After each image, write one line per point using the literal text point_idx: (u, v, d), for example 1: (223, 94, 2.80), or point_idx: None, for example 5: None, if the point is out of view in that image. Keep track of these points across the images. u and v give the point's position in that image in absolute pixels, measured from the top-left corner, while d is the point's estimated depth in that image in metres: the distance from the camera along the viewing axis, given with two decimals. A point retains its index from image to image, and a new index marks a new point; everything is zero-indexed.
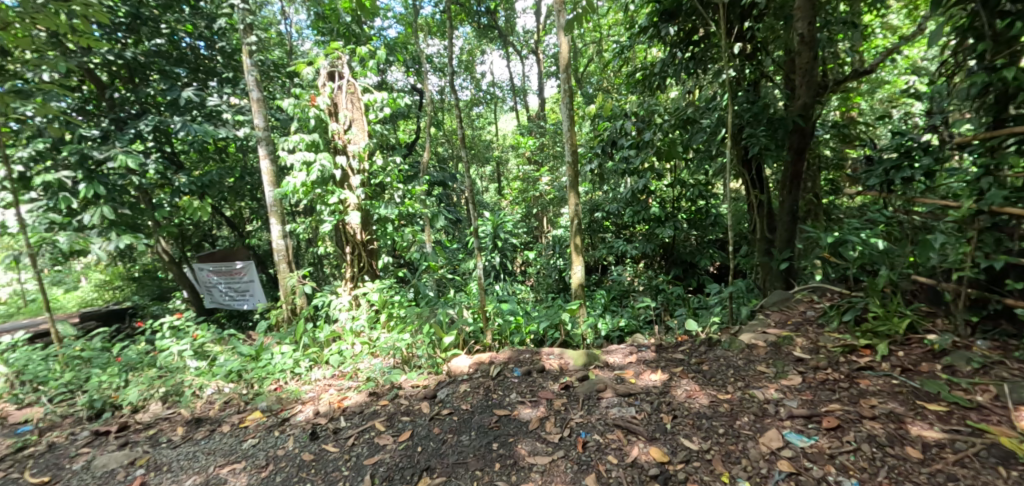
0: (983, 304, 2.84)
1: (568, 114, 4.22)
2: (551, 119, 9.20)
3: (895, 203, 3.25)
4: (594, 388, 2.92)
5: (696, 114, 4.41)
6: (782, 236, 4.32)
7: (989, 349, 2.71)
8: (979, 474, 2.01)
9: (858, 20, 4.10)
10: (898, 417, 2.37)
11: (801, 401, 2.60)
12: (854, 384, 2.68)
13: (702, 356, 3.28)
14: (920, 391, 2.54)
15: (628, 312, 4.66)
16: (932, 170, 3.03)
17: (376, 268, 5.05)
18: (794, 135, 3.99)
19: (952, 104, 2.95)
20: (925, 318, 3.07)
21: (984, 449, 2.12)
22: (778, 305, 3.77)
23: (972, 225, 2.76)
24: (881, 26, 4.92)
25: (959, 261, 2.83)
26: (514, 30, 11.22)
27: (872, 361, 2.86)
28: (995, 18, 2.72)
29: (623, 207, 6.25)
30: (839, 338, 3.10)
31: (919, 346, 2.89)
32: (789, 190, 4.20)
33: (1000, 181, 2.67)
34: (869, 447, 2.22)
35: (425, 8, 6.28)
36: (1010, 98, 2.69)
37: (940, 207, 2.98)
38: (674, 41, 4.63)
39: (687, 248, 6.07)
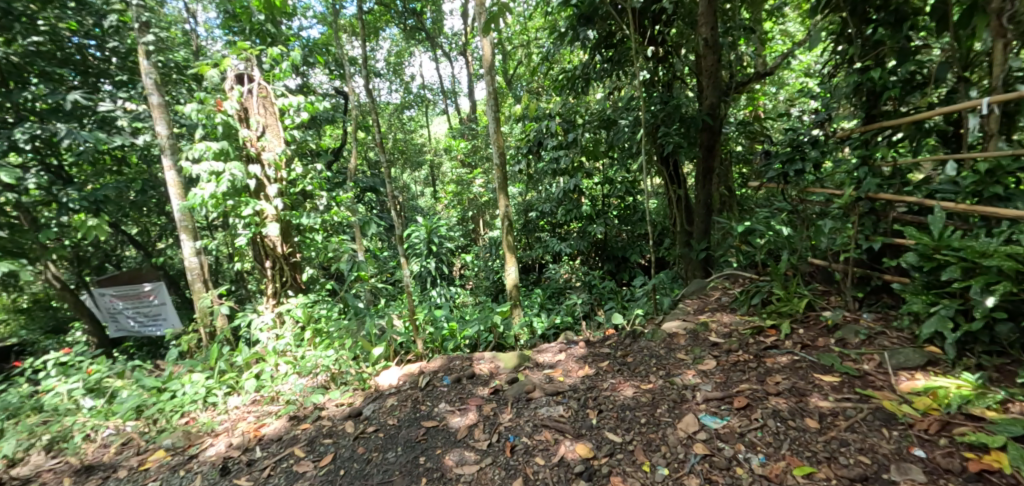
0: (867, 281, 3.14)
1: (494, 115, 4.20)
2: (482, 120, 9.18)
3: (791, 193, 3.55)
4: (523, 390, 2.94)
5: (616, 114, 4.62)
6: (699, 228, 4.59)
7: (873, 320, 3.00)
8: (867, 437, 2.22)
9: (757, 26, 4.40)
10: (799, 391, 2.57)
11: (715, 384, 2.75)
12: (761, 363, 2.88)
13: (627, 349, 3.41)
14: (817, 365, 2.77)
15: (563, 310, 4.74)
16: (820, 163, 3.34)
17: (301, 282, 4.80)
18: (704, 133, 4.25)
19: (834, 102, 3.25)
20: (822, 296, 3.35)
21: (870, 413, 2.34)
22: (696, 293, 4.00)
23: (854, 211, 3.06)
24: (779, 31, 5.33)
25: (844, 243, 3.13)
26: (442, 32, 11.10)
27: (777, 339, 3.09)
28: (862, 26, 3.06)
29: (555, 206, 6.37)
30: (749, 321, 3.33)
31: (816, 322, 3.15)
32: (702, 185, 4.48)
33: (875, 170, 2.98)
34: (773, 422, 2.38)
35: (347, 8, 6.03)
36: (878, 96, 3.02)
37: (829, 196, 3.29)
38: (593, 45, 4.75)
39: (619, 244, 6.22)
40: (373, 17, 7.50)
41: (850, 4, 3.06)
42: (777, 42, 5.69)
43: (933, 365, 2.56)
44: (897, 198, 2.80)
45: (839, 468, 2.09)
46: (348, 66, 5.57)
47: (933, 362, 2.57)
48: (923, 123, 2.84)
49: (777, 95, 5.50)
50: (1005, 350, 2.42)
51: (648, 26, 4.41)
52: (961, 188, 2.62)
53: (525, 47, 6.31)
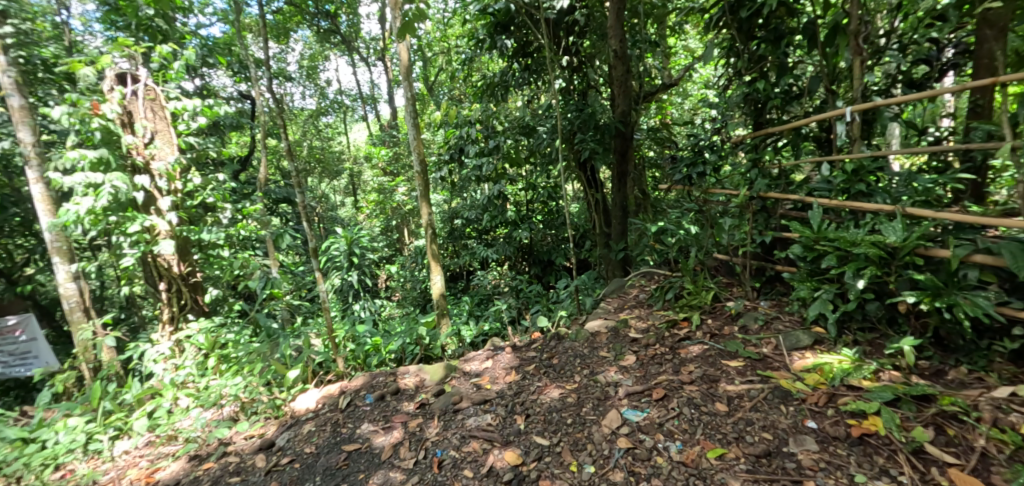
0: (763, 271, 3.44)
1: (413, 122, 4.11)
2: (403, 127, 8.99)
3: (696, 194, 3.83)
4: (450, 401, 2.90)
5: (535, 121, 4.74)
6: (617, 229, 4.79)
7: (769, 306, 3.27)
8: (769, 415, 2.41)
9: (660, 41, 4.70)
10: (710, 378, 2.74)
11: (635, 378, 2.88)
12: (676, 354, 3.05)
13: (553, 351, 3.47)
14: (724, 351, 2.98)
15: (491, 316, 4.74)
16: (718, 166, 3.69)
17: (203, 304, 4.42)
18: (617, 139, 4.45)
19: (728, 111, 3.56)
20: (725, 288, 3.60)
21: (771, 392, 2.55)
22: (615, 292, 4.17)
23: (749, 209, 3.35)
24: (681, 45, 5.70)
25: (742, 239, 3.40)
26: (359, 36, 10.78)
27: (689, 330, 3.29)
28: (749, 43, 3.35)
29: (481, 213, 6.36)
30: (664, 315, 3.52)
31: (722, 312, 3.39)
32: (618, 188, 4.67)
33: (764, 172, 3.29)
34: (688, 410, 2.52)
35: (252, 8, 5.66)
36: (763, 106, 3.35)
37: (728, 196, 3.57)
38: (511, 53, 4.80)
39: (544, 247, 6.32)
40: (281, 18, 7.11)
41: (738, 22, 3.34)
42: (680, 56, 6.11)
43: (820, 343, 2.84)
44: (783, 196, 3.09)
45: (746, 447, 2.25)
46: (254, 68, 4.84)
47: (820, 341, 2.84)
48: (801, 130, 3.15)
49: (682, 104, 5.87)
50: (875, 326, 2.73)
51: (562, 36, 4.54)
52: (833, 186, 2.93)
53: (445, 53, 6.28)
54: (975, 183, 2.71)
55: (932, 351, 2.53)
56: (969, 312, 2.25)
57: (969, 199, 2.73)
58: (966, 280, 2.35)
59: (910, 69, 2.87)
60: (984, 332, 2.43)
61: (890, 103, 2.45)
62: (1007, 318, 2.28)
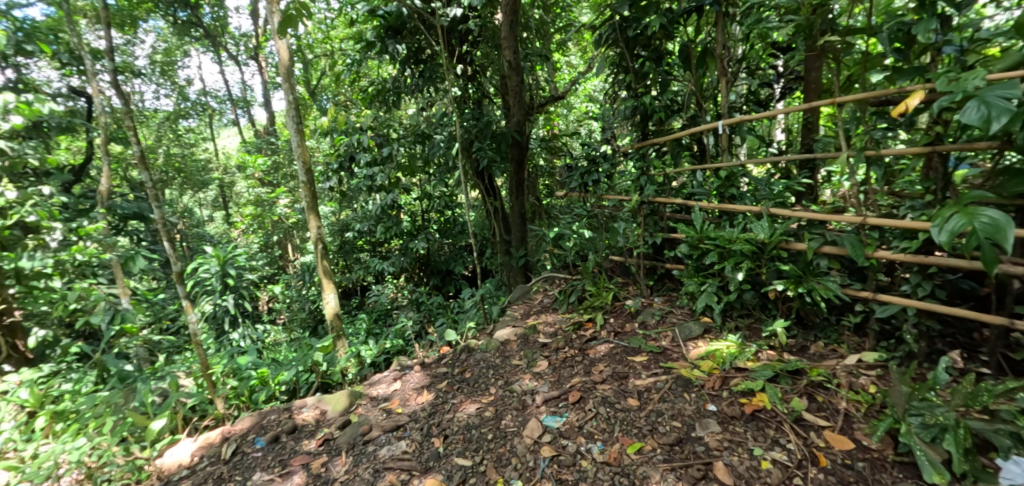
0: (654, 270, 3.66)
1: (295, 128, 3.78)
2: (282, 134, 8.29)
3: (591, 200, 3.98)
4: (358, 432, 2.72)
5: (431, 129, 4.61)
6: (516, 236, 4.83)
7: (663, 302, 3.48)
8: (675, 404, 2.52)
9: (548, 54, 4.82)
10: (620, 375, 2.84)
11: (550, 384, 2.89)
12: (586, 355, 3.12)
13: (464, 364, 3.38)
14: (629, 348, 3.11)
15: (392, 333, 4.48)
16: (610, 174, 3.79)
17: (28, 354, 3.76)
18: (513, 148, 4.50)
19: (616, 122, 3.74)
20: (622, 288, 3.78)
21: (674, 382, 2.68)
22: (521, 298, 4.20)
23: (639, 213, 3.54)
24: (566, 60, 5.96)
25: (635, 241, 3.59)
26: (226, 32, 9.78)
27: (595, 331, 3.39)
28: (634, 60, 3.50)
29: (373, 225, 5.92)
30: (570, 318, 3.60)
31: (623, 310, 3.54)
32: (515, 195, 4.73)
33: (652, 179, 3.46)
34: (604, 409, 2.58)
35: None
36: (649, 118, 3.50)
37: (619, 202, 3.79)
38: (403, 59, 4.61)
39: (442, 257, 6.15)
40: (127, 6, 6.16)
41: (624, 40, 3.46)
42: (564, 71, 6.38)
43: (709, 332, 3.05)
44: (670, 201, 3.29)
45: (660, 438, 2.35)
46: (91, 59, 4.01)
47: (708, 330, 3.05)
48: (682, 140, 3.34)
49: (569, 115, 6.12)
50: (752, 312, 3.00)
51: (456, 45, 4.47)
52: (710, 191, 3.16)
53: (327, 54, 5.86)
54: (812, 186, 3.05)
55: (797, 331, 2.79)
56: (824, 295, 2.51)
57: (806, 201, 3.07)
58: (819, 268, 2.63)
59: (757, 91, 3.27)
60: (837, 310, 2.72)
61: (750, 119, 2.75)
62: (851, 297, 2.52)
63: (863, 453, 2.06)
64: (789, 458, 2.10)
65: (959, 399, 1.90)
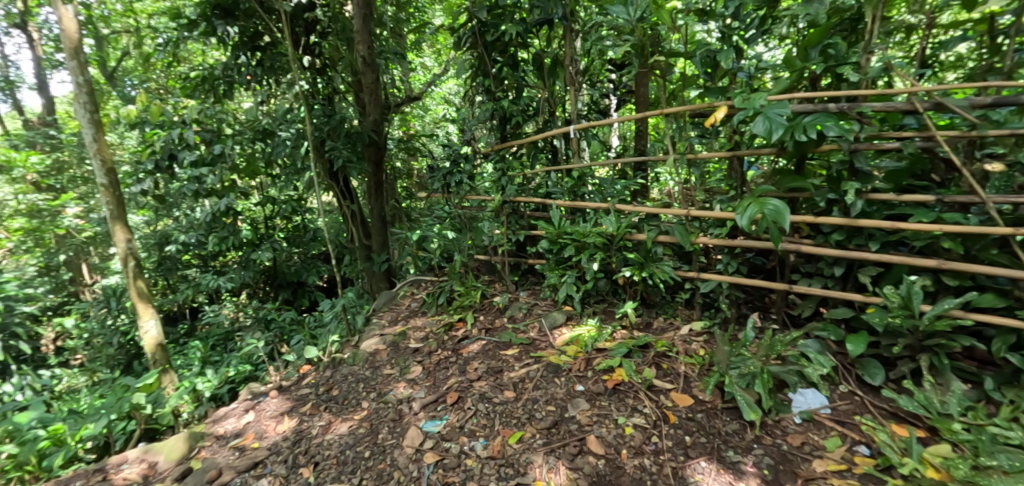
0: (518, 266, 3.80)
1: (86, 119, 3.12)
2: (69, 127, 6.76)
3: (454, 201, 3.94)
4: (205, 479, 2.45)
5: (274, 125, 4.19)
6: (377, 240, 4.64)
7: (527, 295, 3.60)
8: (549, 389, 2.50)
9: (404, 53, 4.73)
10: (494, 370, 2.81)
11: (426, 389, 2.83)
12: (459, 356, 3.08)
13: (330, 381, 3.19)
14: (500, 342, 3.09)
15: (236, 359, 3.87)
16: (472, 175, 3.81)
17: None
18: (370, 148, 4.35)
19: (474, 125, 3.81)
20: (489, 285, 3.82)
21: (543, 370, 2.66)
22: (387, 305, 4.05)
23: (501, 212, 3.66)
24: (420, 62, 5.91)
25: (499, 240, 3.70)
26: None
27: (466, 329, 3.35)
28: (492, 64, 3.63)
29: (203, 235, 5.00)
30: (440, 320, 3.52)
31: (491, 307, 3.54)
32: (375, 198, 4.56)
33: (511, 180, 3.58)
34: (483, 405, 2.54)
35: None
36: (507, 121, 3.67)
37: (481, 201, 3.86)
38: (236, 44, 4.09)
39: (291, 267, 5.46)
40: None
41: (483, 44, 3.57)
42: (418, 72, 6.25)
43: (570, 319, 3.10)
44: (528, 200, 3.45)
45: (538, 423, 2.31)
46: None
47: (571, 317, 3.11)
48: (537, 143, 3.55)
49: (425, 117, 6.06)
50: (605, 297, 3.13)
51: (301, 33, 4.11)
52: (563, 190, 3.37)
53: (130, 30, 4.86)
54: (644, 185, 3.33)
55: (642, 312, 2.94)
56: (661, 278, 2.68)
57: (640, 199, 3.33)
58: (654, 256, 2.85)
59: (597, 101, 3.61)
60: (672, 288, 2.91)
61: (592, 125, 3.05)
62: (681, 278, 2.70)
63: (700, 404, 2.15)
64: (646, 420, 2.15)
65: (763, 350, 2.07)
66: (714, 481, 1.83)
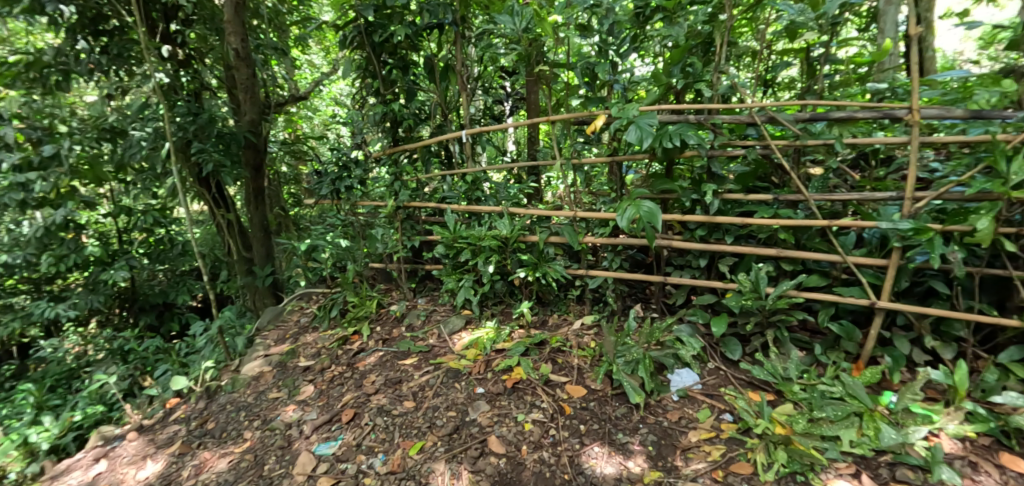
0: (415, 272, 3.60)
1: None
2: None
3: (345, 207, 3.68)
4: None
5: (125, 123, 3.55)
6: (260, 252, 4.27)
7: (427, 301, 3.44)
8: (450, 395, 2.43)
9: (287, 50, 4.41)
10: (392, 381, 2.65)
11: (319, 410, 2.60)
12: (354, 370, 2.84)
13: (205, 413, 2.87)
14: (398, 352, 2.90)
15: (82, 400, 3.28)
16: (363, 179, 3.58)
17: None
18: (248, 151, 4.00)
19: (365, 127, 3.59)
20: (386, 294, 3.61)
21: (443, 376, 2.58)
22: (272, 323, 3.65)
23: (395, 217, 3.49)
24: (307, 61, 5.56)
25: (394, 246, 3.51)
26: None
27: (362, 342, 3.11)
28: (381, 66, 3.53)
29: (36, 253, 3.99)
30: (333, 334, 3.22)
31: (388, 317, 3.31)
32: (255, 207, 4.19)
33: (405, 184, 3.50)
34: (381, 419, 2.39)
35: None
36: (399, 124, 3.56)
37: (375, 207, 3.63)
38: (69, 25, 3.39)
39: (155, 288, 4.69)
40: None
41: (370, 44, 3.47)
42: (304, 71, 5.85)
43: (470, 322, 3.04)
44: (423, 204, 3.39)
45: (439, 431, 2.24)
46: None
47: (470, 321, 3.03)
48: (430, 147, 3.49)
49: (312, 119, 5.69)
50: (502, 299, 3.10)
51: (158, 20, 3.71)
52: (458, 195, 3.35)
53: None
54: (538, 189, 3.44)
55: (540, 311, 2.95)
56: (554, 277, 2.76)
57: (534, 202, 3.45)
58: (547, 256, 2.87)
59: (491, 107, 3.63)
60: (564, 286, 2.99)
61: (486, 130, 3.13)
62: (571, 276, 2.83)
63: (592, 393, 2.25)
64: (544, 414, 2.20)
65: (644, 337, 2.25)
66: (607, 464, 1.91)
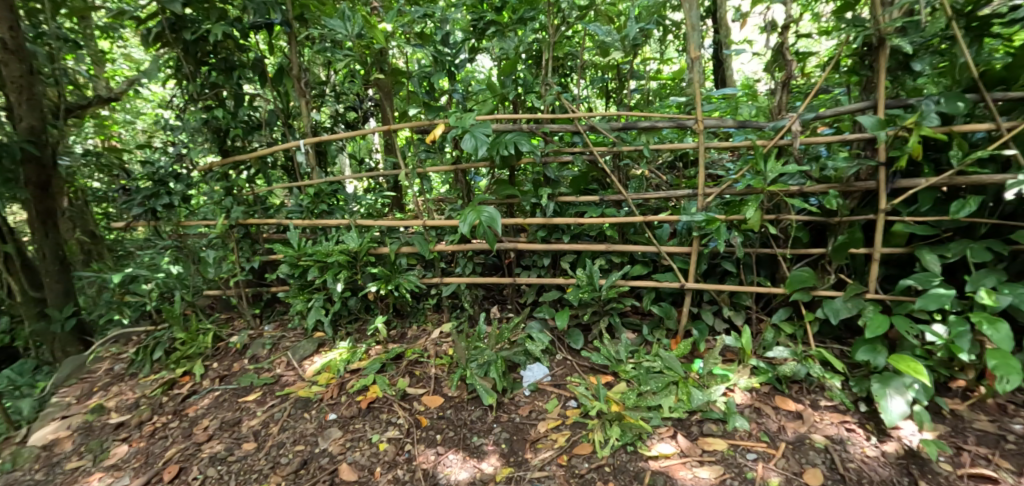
0: (260, 297, 3.29)
1: None
2: None
3: (165, 229, 3.14)
4: None
5: None
6: (54, 290, 3.42)
7: (274, 328, 3.16)
8: (297, 429, 2.27)
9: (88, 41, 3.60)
10: (229, 424, 2.39)
11: (134, 471, 2.23)
12: (182, 418, 2.51)
13: None
14: (238, 389, 2.64)
15: None
16: (187, 195, 3.13)
17: None
18: (28, 166, 3.16)
19: (185, 134, 3.09)
20: (224, 324, 3.23)
21: (290, 407, 2.41)
22: (73, 377, 3.04)
23: (230, 237, 3.12)
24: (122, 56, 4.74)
25: (230, 269, 3.15)
26: None
27: (194, 384, 2.75)
28: (198, 66, 3.05)
29: None
30: (155, 379, 2.80)
31: (227, 351, 3.00)
32: (43, 234, 3.34)
33: (238, 198, 3.14)
34: (215, 468, 2.14)
35: None
36: (225, 134, 3.15)
37: (204, 227, 3.20)
38: None
39: None
40: None
41: (181, 42, 2.95)
42: (121, 66, 4.93)
43: (323, 345, 2.87)
44: (261, 221, 3.07)
45: (284, 469, 2.08)
46: None
47: (322, 344, 2.87)
48: (266, 158, 3.15)
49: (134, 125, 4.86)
50: (358, 316, 2.96)
51: None
52: (303, 209, 3.06)
53: None
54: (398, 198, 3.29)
55: (399, 323, 2.91)
56: (408, 288, 2.72)
57: (397, 211, 3.29)
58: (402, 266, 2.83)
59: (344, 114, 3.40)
60: (421, 296, 2.97)
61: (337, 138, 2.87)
62: (426, 285, 2.82)
63: (448, 401, 2.29)
64: (400, 430, 2.17)
65: (494, 339, 2.36)
66: (462, 470, 1.95)
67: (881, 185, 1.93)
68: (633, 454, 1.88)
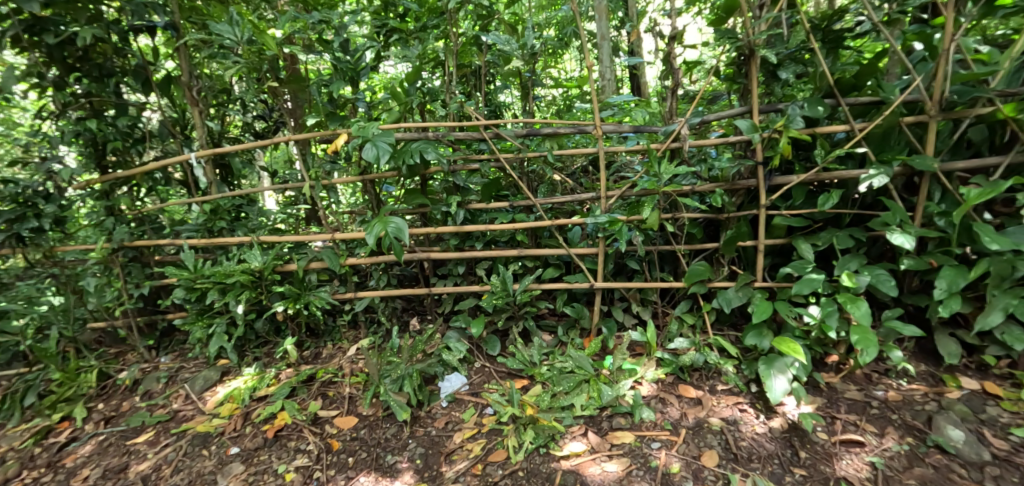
0: (154, 326, 3.02)
1: None
2: None
3: (33, 256, 2.77)
4: None
5: None
6: None
7: (172, 360, 2.92)
8: (195, 468, 2.11)
9: None
10: (115, 470, 2.18)
11: None
12: (57, 470, 2.25)
13: None
14: (127, 430, 2.42)
15: None
16: (61, 217, 2.79)
17: None
18: None
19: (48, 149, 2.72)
20: (114, 359, 2.95)
21: (187, 444, 2.24)
22: None
23: (115, 262, 2.84)
24: None
25: (116, 297, 2.86)
26: None
27: (74, 430, 2.48)
28: (65, 71, 2.70)
29: None
30: (25, 428, 2.48)
31: (116, 389, 2.74)
32: None
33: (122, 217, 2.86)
34: None
35: None
36: (103, 148, 2.83)
37: (83, 252, 2.88)
38: None
39: None
40: None
41: (43, 45, 2.61)
42: None
43: (227, 374, 2.69)
44: (151, 243, 2.82)
45: None
46: None
47: (226, 372, 2.69)
48: (155, 174, 2.88)
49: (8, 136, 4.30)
50: (266, 339, 2.82)
51: None
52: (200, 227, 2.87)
53: None
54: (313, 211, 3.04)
55: (311, 343, 2.80)
56: (320, 305, 2.62)
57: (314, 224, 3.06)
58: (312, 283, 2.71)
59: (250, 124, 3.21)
60: (334, 313, 2.87)
61: (236, 149, 2.67)
62: (340, 300, 2.72)
63: (362, 421, 2.23)
64: (309, 457, 2.09)
65: (407, 353, 2.32)
66: None
67: (761, 182, 2.10)
68: (546, 455, 1.93)
